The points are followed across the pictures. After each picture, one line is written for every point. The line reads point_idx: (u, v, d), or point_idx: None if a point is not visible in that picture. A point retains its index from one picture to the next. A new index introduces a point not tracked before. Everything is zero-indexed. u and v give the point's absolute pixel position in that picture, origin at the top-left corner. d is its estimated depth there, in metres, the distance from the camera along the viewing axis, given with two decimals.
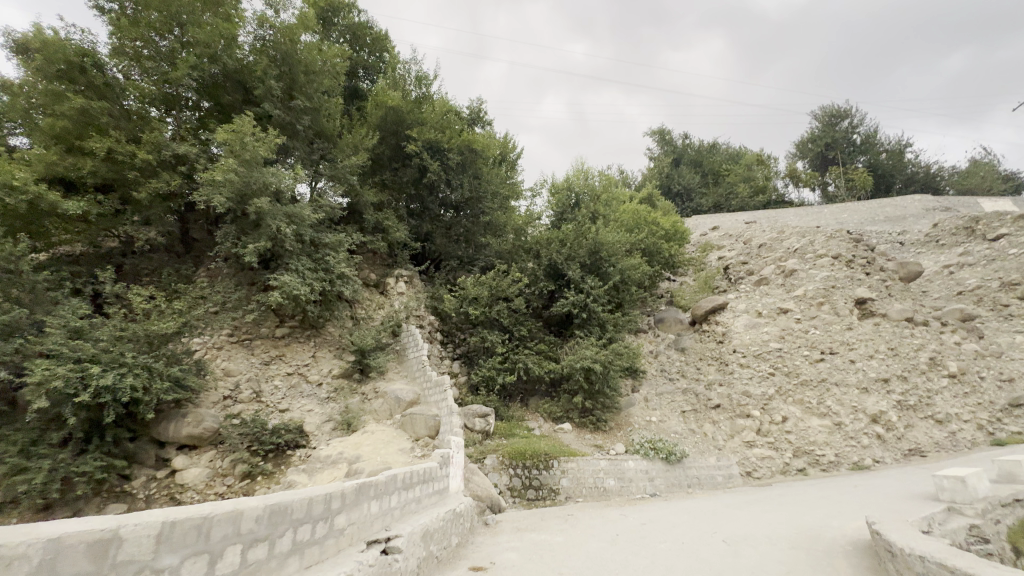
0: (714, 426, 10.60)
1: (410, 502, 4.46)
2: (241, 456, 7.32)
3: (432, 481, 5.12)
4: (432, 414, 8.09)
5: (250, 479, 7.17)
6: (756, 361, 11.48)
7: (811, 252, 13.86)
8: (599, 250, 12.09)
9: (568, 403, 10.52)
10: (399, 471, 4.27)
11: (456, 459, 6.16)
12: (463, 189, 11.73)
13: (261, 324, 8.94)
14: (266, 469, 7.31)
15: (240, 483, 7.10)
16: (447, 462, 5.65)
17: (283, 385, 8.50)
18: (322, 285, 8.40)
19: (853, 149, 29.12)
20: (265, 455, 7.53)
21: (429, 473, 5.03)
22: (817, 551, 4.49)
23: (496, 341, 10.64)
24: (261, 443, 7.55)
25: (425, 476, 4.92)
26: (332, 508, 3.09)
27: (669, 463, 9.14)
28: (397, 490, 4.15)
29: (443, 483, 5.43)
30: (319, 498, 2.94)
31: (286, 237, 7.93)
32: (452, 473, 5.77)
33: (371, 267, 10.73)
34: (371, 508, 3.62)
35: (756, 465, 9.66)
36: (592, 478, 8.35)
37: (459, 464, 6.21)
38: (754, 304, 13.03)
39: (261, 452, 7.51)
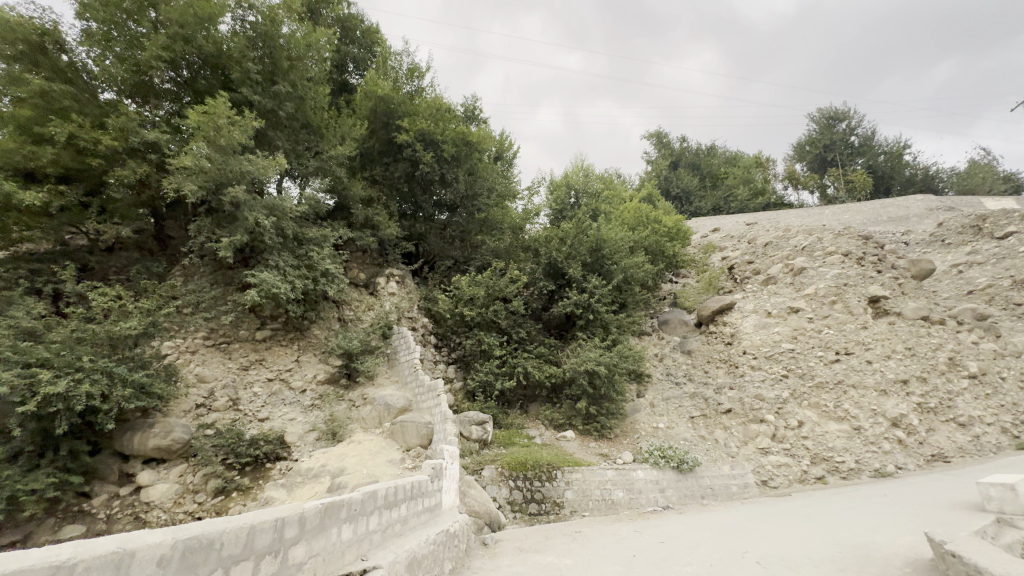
0: (726, 432, 9.99)
1: (395, 523, 3.77)
2: (215, 470, 6.66)
3: (423, 497, 4.45)
4: (425, 421, 7.44)
5: (224, 496, 6.51)
6: (768, 363, 10.90)
7: (820, 249, 13.33)
8: (601, 247, 11.52)
9: (571, 409, 9.90)
10: (382, 486, 3.59)
11: (450, 471, 5.50)
12: (457, 185, 11.18)
13: (239, 326, 8.29)
14: (243, 484, 6.65)
15: (213, 500, 6.43)
16: (439, 475, 4.99)
17: (263, 392, 7.85)
18: (305, 283, 7.79)
19: (852, 151, 28.85)
20: (242, 469, 6.87)
21: (419, 486, 4.35)
22: (870, 573, 3.83)
23: (493, 344, 10.02)
24: (237, 455, 6.91)
25: (414, 491, 4.24)
26: (284, 538, 2.44)
27: (681, 472, 8.51)
28: (377, 509, 3.47)
29: (435, 499, 4.78)
30: (263, 528, 2.29)
31: (266, 230, 7.32)
32: (445, 487, 5.11)
33: (361, 266, 10.12)
34: (342, 534, 2.95)
35: (773, 474, 9.04)
36: (598, 491, 7.70)
37: (453, 476, 5.55)
38: (762, 304, 12.48)
39: (237, 466, 6.86)
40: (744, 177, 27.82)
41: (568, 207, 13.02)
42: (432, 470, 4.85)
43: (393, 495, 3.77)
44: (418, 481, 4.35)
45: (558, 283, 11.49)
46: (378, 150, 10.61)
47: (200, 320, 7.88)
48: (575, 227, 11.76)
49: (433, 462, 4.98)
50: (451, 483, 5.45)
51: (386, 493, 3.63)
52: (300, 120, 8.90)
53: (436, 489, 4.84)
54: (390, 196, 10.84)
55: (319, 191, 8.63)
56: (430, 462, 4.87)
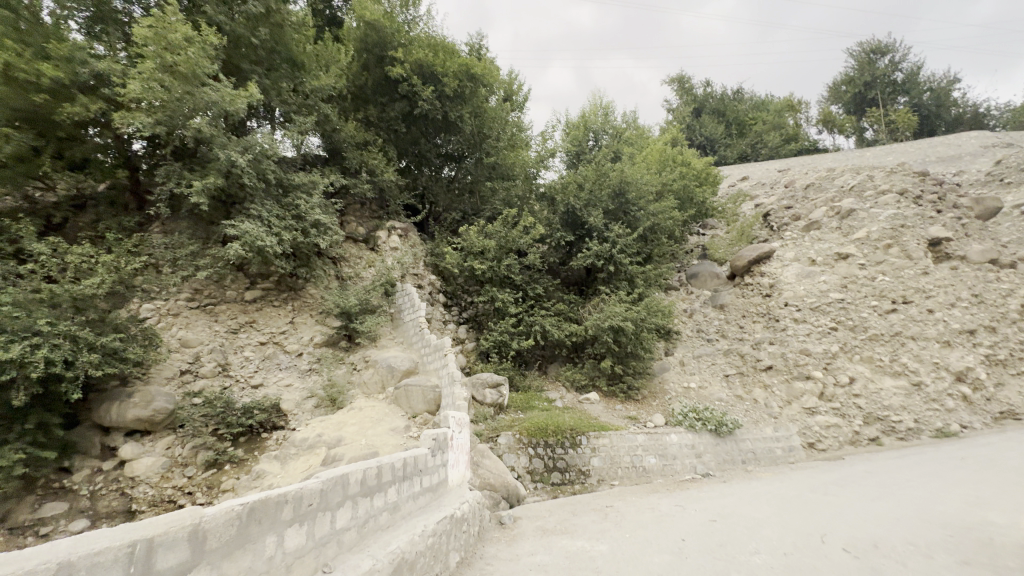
0: (766, 391, 9.05)
1: (379, 513, 2.96)
2: (205, 442, 6.06)
3: (421, 476, 3.64)
4: (432, 384, 6.65)
5: (216, 469, 5.94)
6: (813, 315, 9.78)
7: (871, 189, 11.87)
8: (625, 191, 10.31)
9: (594, 369, 9.09)
10: (354, 469, 2.77)
11: (458, 441, 4.68)
12: (462, 127, 10.02)
13: (224, 286, 7.48)
14: (236, 456, 6.08)
15: (204, 474, 5.84)
16: (443, 448, 4.16)
17: (256, 357, 7.14)
18: (294, 235, 6.89)
19: (895, 88, 26.32)
20: (235, 440, 6.27)
21: (414, 463, 3.52)
22: (1007, 568, 2.91)
23: (507, 301, 9.10)
24: (229, 425, 6.28)
25: (407, 468, 3.42)
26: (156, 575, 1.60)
27: (719, 435, 7.62)
28: (346, 500, 2.66)
29: (438, 476, 3.97)
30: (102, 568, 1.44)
31: (242, 174, 6.37)
32: (450, 460, 4.31)
33: (360, 219, 9.20)
34: (282, 546, 2.15)
35: (821, 436, 8.17)
36: (628, 457, 6.91)
37: (461, 447, 4.75)
38: (805, 251, 11.22)
39: (228, 437, 6.25)
40: (774, 121, 25.82)
41: (586, 150, 11.72)
42: (435, 441, 4.01)
43: (374, 478, 2.95)
44: (413, 456, 3.53)
45: (577, 234, 10.42)
46: (372, 87, 9.43)
47: (181, 280, 7.11)
48: (594, 170, 10.51)
49: (436, 431, 4.14)
50: (460, 455, 4.64)
51: (361, 476, 2.81)
52: (278, 51, 7.77)
53: (439, 463, 4.03)
54: (387, 141, 9.76)
55: (304, 133, 7.63)
56: (433, 431, 4.03)
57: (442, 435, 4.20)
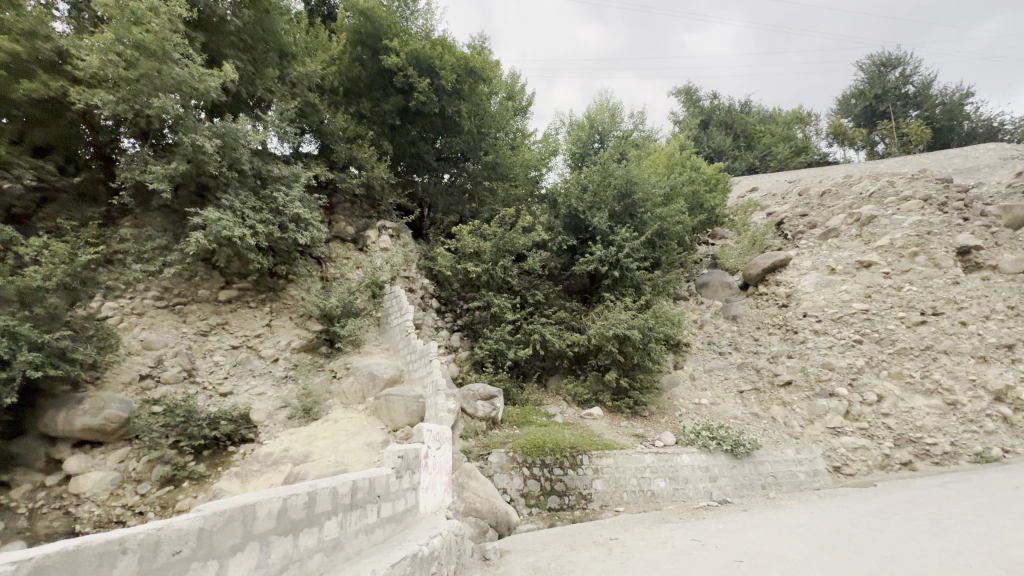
0: (786, 409, 8.30)
1: (308, 555, 2.35)
2: (162, 455, 5.41)
3: (378, 502, 2.99)
4: (415, 394, 5.97)
5: (173, 487, 5.28)
6: (835, 327, 9.03)
7: (892, 195, 11.18)
8: (631, 192, 9.71)
9: (597, 382, 8.41)
10: (265, 500, 2.17)
11: (436, 459, 4.00)
12: (459, 122, 9.55)
13: (197, 284, 6.90)
14: (196, 472, 5.43)
15: (158, 492, 5.20)
16: (413, 468, 3.50)
17: (227, 362, 6.52)
18: (270, 228, 6.34)
19: (906, 102, 25.83)
20: (198, 454, 5.63)
21: (367, 488, 2.88)
22: None
23: (504, 307, 8.46)
24: (190, 437, 5.64)
25: (357, 495, 2.78)
26: None
27: (736, 457, 6.88)
28: (250, 541, 2.07)
29: (403, 503, 3.30)
30: None
31: (210, 160, 5.84)
32: (423, 482, 3.64)
33: (349, 218, 8.67)
34: None
35: (848, 459, 7.43)
36: (634, 480, 6.18)
37: (439, 466, 4.08)
38: (823, 260, 10.52)
39: (189, 450, 5.60)
40: (783, 134, 25.39)
41: (591, 152, 11.07)
42: (404, 457, 3.35)
43: (301, 510, 2.34)
44: (367, 478, 2.88)
45: (580, 238, 9.84)
46: (366, 80, 8.99)
47: (150, 277, 6.55)
48: (598, 171, 9.96)
49: (407, 446, 3.48)
50: (437, 476, 3.97)
51: (277, 509, 2.21)
52: (263, 36, 7.31)
53: (406, 487, 3.38)
54: (381, 137, 9.27)
55: (287, 123, 7.14)
56: (403, 447, 3.37)
57: (414, 451, 3.53)
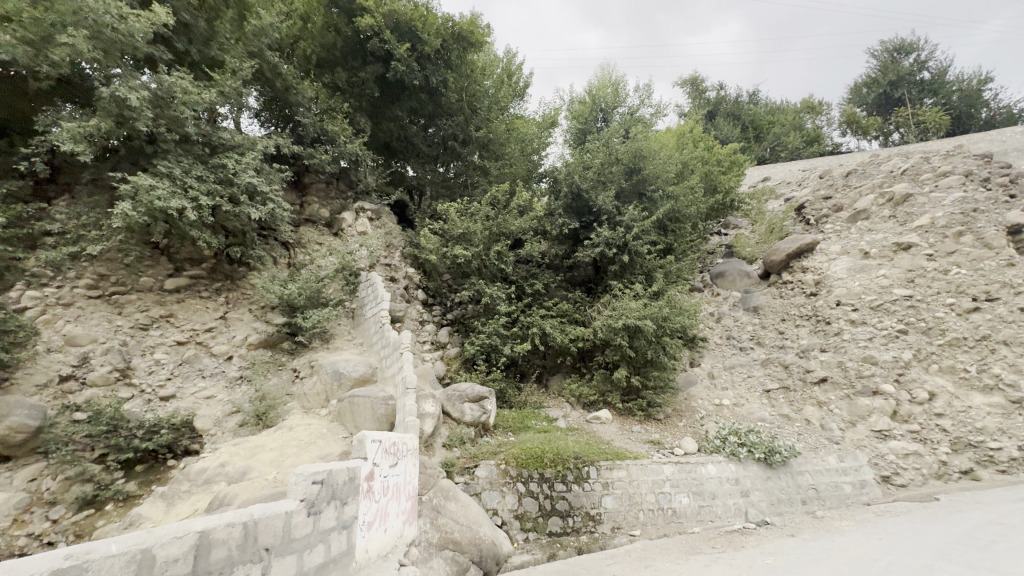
0: (822, 410, 7.23)
1: None
2: (83, 472, 4.32)
3: (255, 561, 2.00)
4: (385, 395, 4.87)
5: (93, 511, 4.17)
6: (875, 316, 7.91)
7: (927, 171, 10.05)
8: (639, 169, 8.74)
9: (605, 382, 7.41)
10: None
11: (387, 479, 3.07)
12: (446, 95, 8.73)
13: (138, 271, 5.91)
14: (124, 492, 4.36)
15: (74, 517, 4.08)
16: (343, 497, 2.57)
17: (170, 360, 5.53)
18: (218, 202, 5.37)
19: (922, 89, 24.61)
20: (129, 469, 4.59)
21: (230, 541, 1.88)
22: None
23: (497, 296, 7.42)
24: (120, 451, 4.61)
25: (209, 557, 1.79)
26: None
27: (771, 467, 5.83)
28: None
29: (316, 552, 2.33)
30: None
31: (138, 116, 4.90)
32: (357, 516, 2.68)
33: (324, 200, 7.75)
34: None
35: (899, 468, 6.39)
36: (651, 497, 5.15)
37: (389, 489, 3.10)
38: (853, 243, 9.41)
39: (117, 465, 4.53)
40: (793, 123, 24.32)
41: (594, 130, 9.98)
42: (324, 484, 2.41)
43: None
44: (235, 526, 1.89)
45: (582, 221, 8.87)
46: (341, 48, 8.06)
47: (81, 262, 5.57)
48: (601, 147, 8.97)
49: (336, 466, 2.53)
50: (388, 503, 3.05)
51: None
52: None
53: (330, 526, 2.44)
54: (358, 111, 8.32)
55: (243, 86, 6.20)
56: (325, 470, 2.42)
57: (345, 473, 2.59)
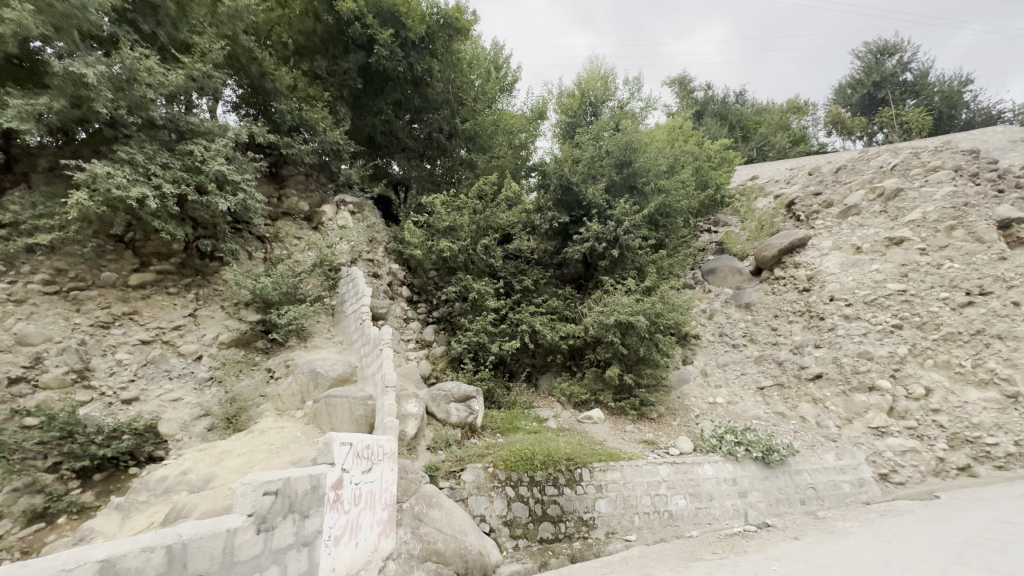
0: (817, 407, 7.06)
1: None
2: (33, 482, 3.89)
3: None
4: (364, 395, 4.55)
5: (44, 525, 3.75)
6: (869, 311, 7.77)
7: (917, 166, 10.00)
8: (630, 162, 8.54)
9: (597, 380, 7.18)
10: None
11: (360, 486, 2.80)
12: (431, 85, 8.43)
13: (99, 266, 5.50)
14: (80, 503, 3.96)
15: (22, 533, 3.65)
16: (303, 510, 2.27)
17: (134, 360, 5.14)
18: (185, 191, 5.01)
19: (904, 89, 24.81)
20: (86, 478, 4.20)
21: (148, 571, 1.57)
22: None
23: (485, 292, 7.14)
24: (76, 458, 4.19)
25: None
26: None
27: (768, 467, 5.63)
28: None
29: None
30: None
31: (96, 97, 4.54)
32: (320, 531, 2.38)
33: (303, 193, 7.41)
34: None
35: (896, 465, 6.25)
36: (647, 499, 4.91)
37: (361, 498, 2.81)
38: (845, 239, 9.30)
39: (72, 475, 4.14)
40: (779, 123, 24.43)
41: (583, 124, 9.77)
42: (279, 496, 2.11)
43: None
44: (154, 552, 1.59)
45: (572, 216, 8.65)
46: (321, 35, 7.71)
47: (36, 256, 5.15)
48: (591, 141, 8.77)
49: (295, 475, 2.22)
50: (361, 513, 2.77)
51: None
52: None
53: (285, 544, 2.15)
54: (338, 101, 7.98)
55: (214, 70, 5.83)
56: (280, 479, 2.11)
57: (306, 482, 2.28)
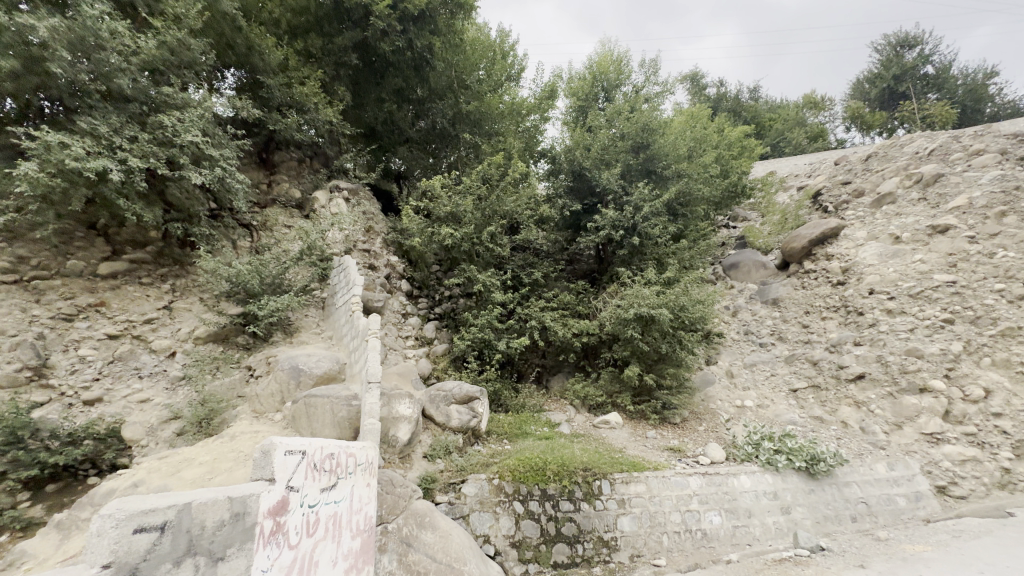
0: (861, 411, 6.33)
1: None
2: None
3: None
4: (349, 395, 3.95)
5: None
6: (915, 304, 6.97)
7: (957, 151, 9.22)
8: (647, 145, 7.92)
9: (613, 381, 6.55)
10: None
11: (319, 510, 2.20)
12: (432, 66, 7.90)
13: (66, 253, 4.96)
14: (23, 521, 3.39)
15: None
16: (212, 551, 1.51)
17: (99, 357, 4.57)
18: (155, 166, 4.50)
19: (925, 83, 22.82)
20: (35, 490, 3.64)
21: None
22: None
23: (490, 283, 6.53)
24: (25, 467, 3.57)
25: None
26: None
27: (814, 478, 4.92)
28: None
29: None
30: None
31: (52, 58, 4.01)
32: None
33: (295, 180, 6.90)
34: None
35: (956, 477, 5.49)
36: (676, 517, 4.25)
37: (319, 524, 2.18)
38: (881, 228, 8.56)
39: (21, 486, 3.56)
40: (795, 118, 23.66)
41: (595, 108, 9.18)
42: (168, 533, 1.39)
43: None
44: None
45: (585, 204, 8.06)
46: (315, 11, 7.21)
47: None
48: (604, 124, 8.18)
49: (200, 499, 1.51)
50: (317, 547, 2.14)
51: None
52: None
53: None
54: (334, 82, 7.47)
55: (193, 39, 5.32)
56: (170, 507, 1.39)
57: (224, 510, 1.57)
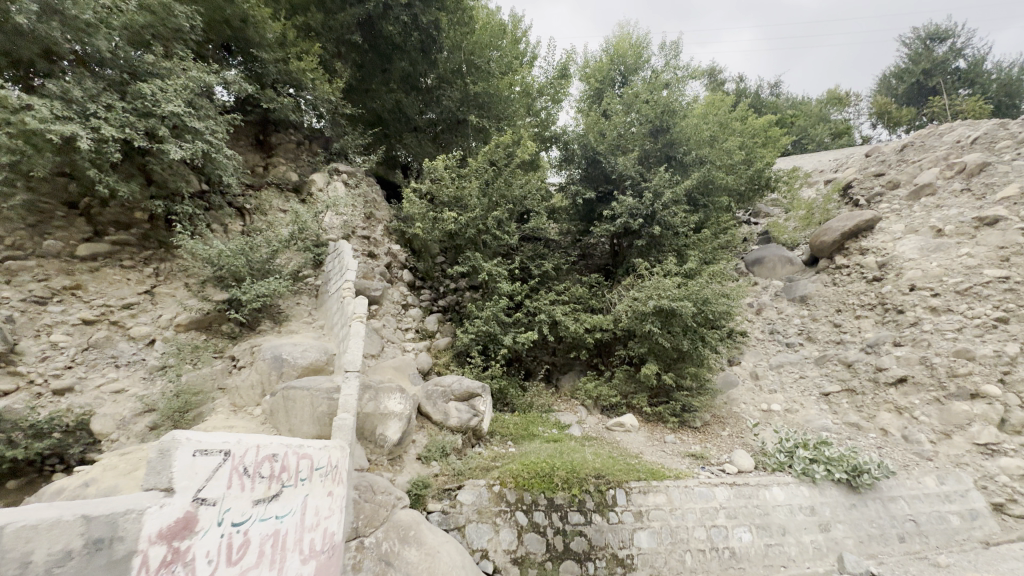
0: (903, 418, 5.73)
1: None
2: None
3: None
4: (333, 387, 3.53)
5: None
6: (962, 301, 6.32)
7: (1005, 138, 8.50)
8: (667, 128, 7.42)
9: (629, 380, 6.06)
10: None
11: (254, 529, 1.87)
12: (439, 45, 7.50)
13: (43, 233, 4.62)
14: None
15: None
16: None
17: (72, 343, 4.21)
18: (132, 137, 4.14)
19: (957, 78, 20.80)
20: None
21: None
22: None
23: (496, 272, 6.07)
24: None
25: None
26: None
27: (855, 492, 4.38)
28: None
29: None
30: None
31: (19, 12, 3.65)
32: None
33: (293, 164, 6.58)
34: None
35: (1017, 494, 4.86)
36: (701, 533, 3.74)
37: (252, 540, 1.88)
38: (920, 221, 7.91)
39: None
40: (818, 115, 22.81)
41: (611, 92, 8.70)
42: None
43: None
44: None
45: (600, 191, 7.60)
46: None
47: None
48: (621, 107, 7.70)
49: (23, 523, 1.10)
50: (250, 570, 1.83)
51: None
52: None
53: None
54: (335, 61, 7.11)
55: (180, 6, 4.98)
56: None
57: (73, 534, 1.19)
